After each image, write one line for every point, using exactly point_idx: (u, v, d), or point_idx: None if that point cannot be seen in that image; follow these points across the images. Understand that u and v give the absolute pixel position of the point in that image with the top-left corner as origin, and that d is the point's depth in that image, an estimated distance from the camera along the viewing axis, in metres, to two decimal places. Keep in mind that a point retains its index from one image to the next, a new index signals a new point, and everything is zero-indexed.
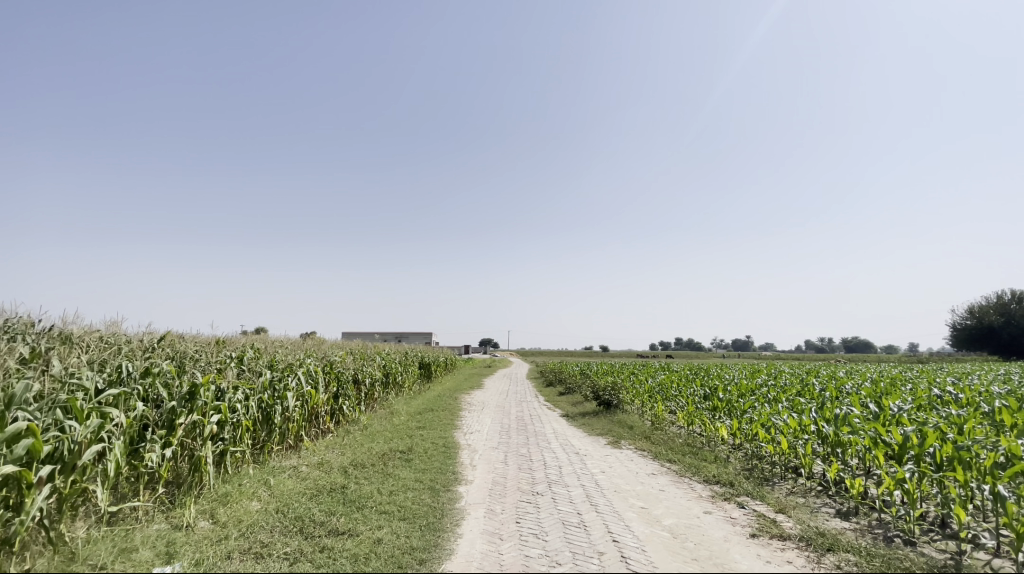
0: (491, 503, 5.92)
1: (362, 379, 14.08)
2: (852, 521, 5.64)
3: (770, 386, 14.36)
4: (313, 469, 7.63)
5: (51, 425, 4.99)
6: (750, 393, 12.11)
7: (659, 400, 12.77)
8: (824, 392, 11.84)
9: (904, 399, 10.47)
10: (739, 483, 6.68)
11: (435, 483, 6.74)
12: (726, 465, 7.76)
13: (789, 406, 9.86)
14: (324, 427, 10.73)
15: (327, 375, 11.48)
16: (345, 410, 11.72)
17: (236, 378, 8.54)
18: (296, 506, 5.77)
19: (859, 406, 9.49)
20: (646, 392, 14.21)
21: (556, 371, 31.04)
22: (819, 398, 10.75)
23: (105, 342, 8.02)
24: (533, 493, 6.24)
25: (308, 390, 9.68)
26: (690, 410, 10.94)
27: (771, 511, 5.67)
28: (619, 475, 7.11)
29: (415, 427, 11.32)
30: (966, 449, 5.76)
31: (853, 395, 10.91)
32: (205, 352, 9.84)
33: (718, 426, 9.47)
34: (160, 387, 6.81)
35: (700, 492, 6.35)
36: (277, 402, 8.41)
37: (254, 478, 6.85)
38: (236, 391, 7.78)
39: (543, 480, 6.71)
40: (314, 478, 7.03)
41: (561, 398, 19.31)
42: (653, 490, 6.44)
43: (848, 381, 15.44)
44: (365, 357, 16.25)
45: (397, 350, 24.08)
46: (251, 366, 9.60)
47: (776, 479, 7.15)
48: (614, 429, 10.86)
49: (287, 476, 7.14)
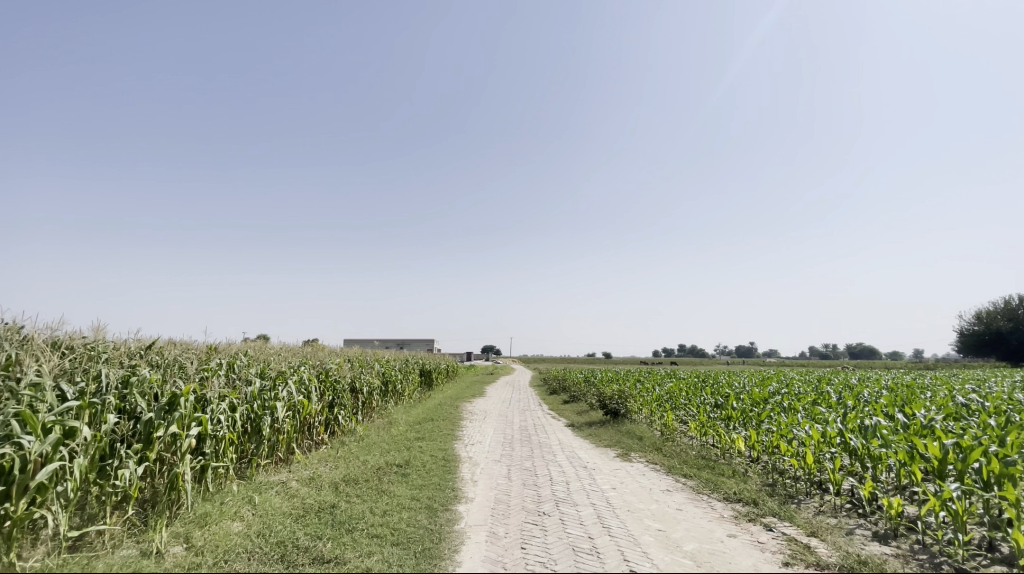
0: (493, 525, 5.41)
1: (360, 387, 13.58)
2: (892, 547, 5.12)
3: (784, 394, 13.80)
4: (303, 485, 7.12)
5: (5, 441, 4.53)
6: (765, 402, 11.53)
7: (669, 410, 12.20)
8: (843, 400, 11.29)
9: (929, 407, 9.89)
10: (764, 502, 6.14)
11: (433, 501, 6.23)
12: (747, 480, 7.22)
13: (808, 415, 9.33)
14: (318, 439, 10.21)
15: (322, 384, 10.96)
16: (341, 421, 11.19)
17: (223, 386, 8.05)
18: (280, 529, 5.27)
19: (884, 416, 8.97)
20: (654, 401, 13.62)
21: (559, 379, 30.42)
22: (839, 406, 10.18)
23: (85, 349, 7.55)
24: (540, 513, 5.71)
25: (300, 400, 9.18)
26: (703, 421, 10.39)
27: (802, 535, 5.14)
28: (631, 492, 6.57)
29: (414, 438, 10.77)
30: (1016, 465, 5.25)
31: (875, 404, 10.35)
32: (194, 358, 9.36)
33: (734, 437, 8.92)
34: (138, 397, 6.34)
35: (722, 512, 5.82)
36: (266, 412, 7.92)
37: (237, 496, 6.35)
38: (222, 401, 7.30)
39: (551, 498, 6.18)
40: (303, 496, 6.52)
41: (565, 407, 18.73)
42: (670, 510, 5.92)
43: (865, 388, 14.86)
44: (364, 365, 15.73)
45: (397, 357, 23.56)
46: (242, 375, 9.11)
47: (803, 497, 6.61)
48: (623, 440, 10.30)
49: (274, 494, 6.63)
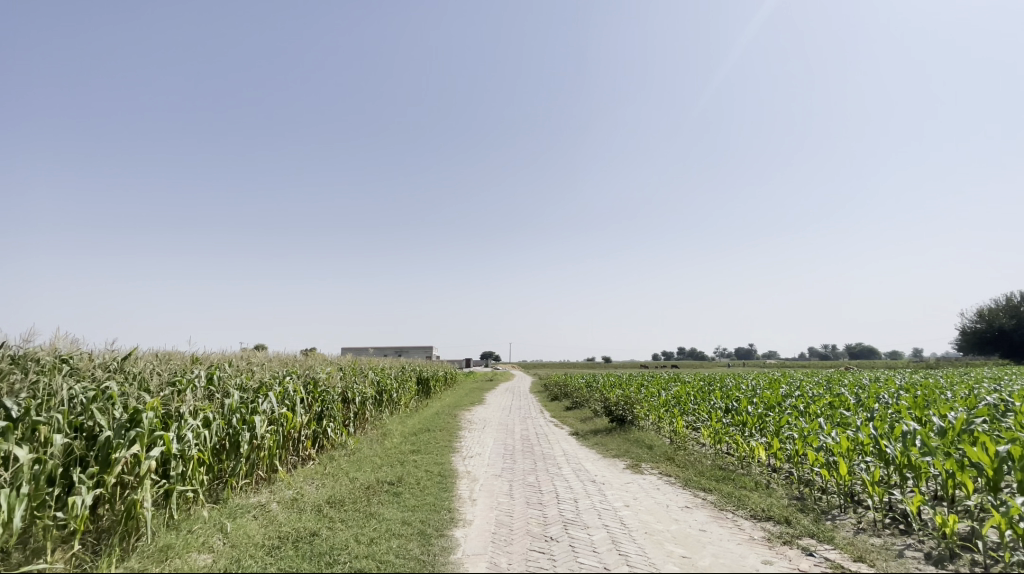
0: (496, 554, 4.77)
1: (352, 397, 12.89)
2: (952, 571, 4.51)
3: (797, 397, 13.20)
4: (284, 507, 6.45)
5: None
6: (780, 406, 10.86)
7: (677, 416, 11.54)
8: (863, 403, 10.66)
9: (957, 409, 9.27)
10: (797, 520, 5.50)
11: (426, 526, 5.56)
12: (772, 494, 6.57)
13: (831, 420, 8.69)
14: (304, 454, 9.53)
15: (310, 394, 10.29)
16: (330, 434, 10.49)
17: (198, 399, 7.40)
18: (250, 564, 4.60)
19: (914, 419, 8.34)
20: (661, 406, 12.97)
21: (561, 384, 29.65)
22: (861, 410, 9.56)
23: (47, 360, 6.90)
24: (547, 539, 5.05)
25: (284, 413, 8.50)
26: (715, 427, 9.75)
27: (848, 561, 4.51)
28: (647, 511, 5.92)
29: (408, 451, 10.09)
30: None
31: (899, 406, 9.72)
32: (172, 369, 8.69)
33: (752, 446, 8.29)
34: (97, 414, 5.70)
35: (751, 533, 5.17)
36: (245, 427, 7.26)
37: (207, 523, 5.66)
38: (195, 416, 6.65)
39: (558, 520, 5.51)
40: (281, 522, 5.83)
41: (567, 414, 18.07)
42: (692, 531, 5.27)
43: (882, 389, 14.21)
44: (357, 373, 15.05)
45: (394, 364, 22.93)
46: (222, 388, 8.43)
47: (836, 512, 5.99)
48: (631, 450, 9.63)
49: (250, 520, 5.94)
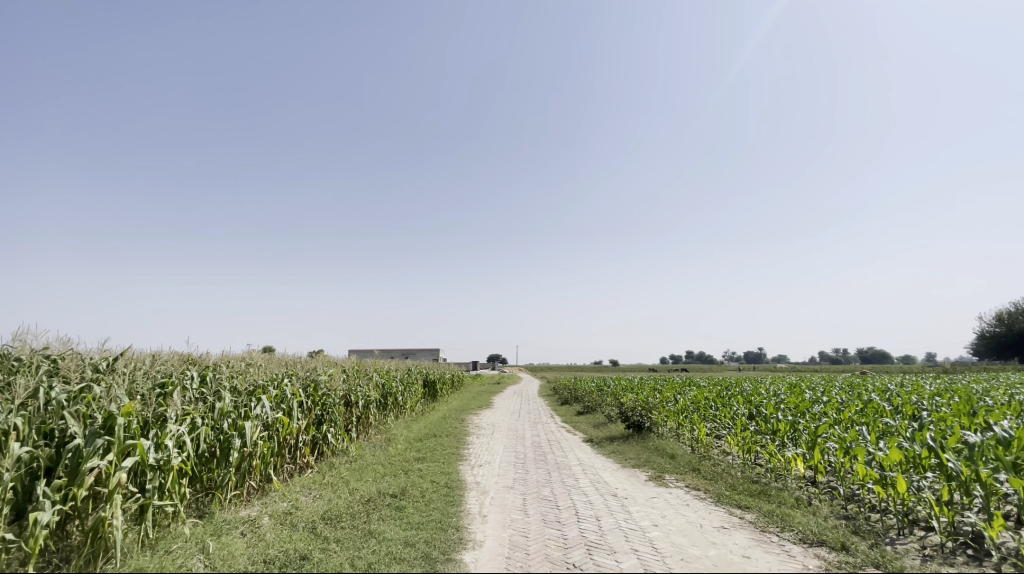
0: None
1: (355, 400, 12.29)
2: None
3: (826, 402, 12.43)
4: (276, 523, 5.85)
5: None
6: (811, 413, 10.13)
7: (699, 422, 10.84)
8: (901, 410, 9.94)
9: (1009, 416, 8.53)
10: (855, 546, 4.82)
11: (432, 548, 4.93)
12: (817, 512, 5.91)
13: (874, 428, 7.97)
14: (302, 461, 8.96)
15: (310, 398, 9.71)
16: (330, 440, 9.90)
17: (186, 403, 6.82)
18: None
19: (966, 428, 7.63)
20: (680, 412, 12.28)
21: (571, 387, 28.87)
22: (903, 418, 8.83)
23: (25, 358, 6.37)
24: (568, 565, 4.42)
25: (280, 418, 7.91)
26: (744, 435, 9.07)
27: None
28: (679, 532, 5.26)
29: (413, 459, 9.49)
30: None
31: (944, 412, 8.99)
32: (164, 369, 8.14)
33: (788, 457, 7.61)
34: (68, 417, 5.14)
35: (805, 561, 4.49)
36: (235, 434, 6.67)
37: (187, 541, 5.08)
38: (179, 422, 6.06)
39: (580, 543, 4.88)
40: (270, 541, 5.23)
41: (579, 419, 17.38)
42: (734, 557, 4.60)
43: (916, 395, 13.39)
44: (362, 375, 14.49)
45: (401, 366, 22.41)
46: (216, 390, 7.87)
47: (895, 537, 5.39)
48: (651, 460, 8.95)
49: (237, 538, 5.34)
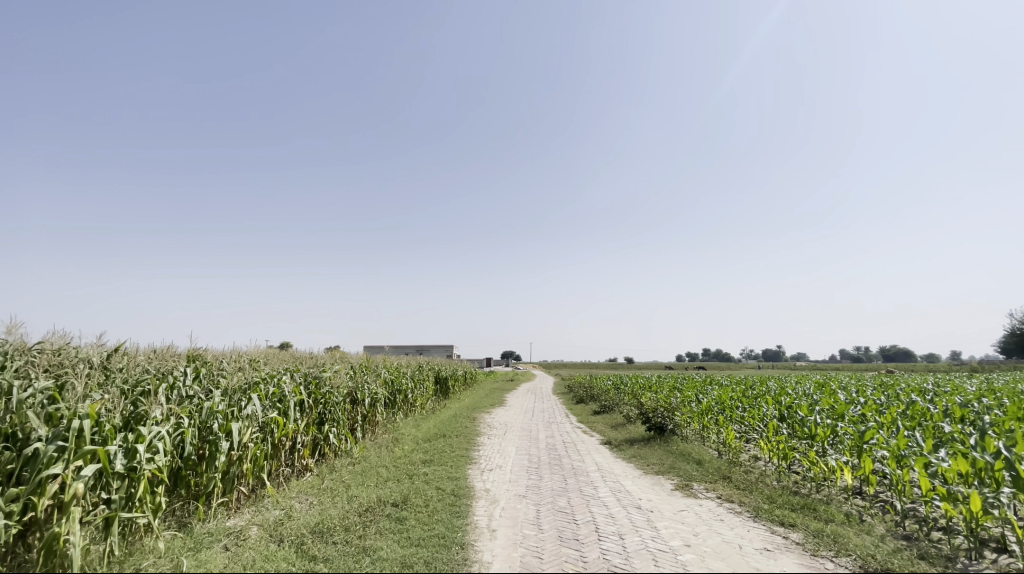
0: None
1: (362, 398, 11.78)
2: None
3: (863, 403, 11.55)
4: (262, 535, 5.28)
5: None
6: (851, 417, 9.29)
7: (727, 424, 10.08)
8: (951, 413, 9.05)
9: None
10: None
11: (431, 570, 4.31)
12: (873, 531, 5.19)
13: (928, 435, 7.15)
14: (301, 464, 8.43)
15: (311, 395, 9.16)
16: (331, 441, 9.35)
17: (170, 401, 6.29)
18: None
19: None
20: (705, 413, 11.52)
21: (586, 385, 28.11)
22: (956, 423, 7.97)
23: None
24: None
25: (275, 418, 7.36)
26: (779, 440, 8.30)
27: None
28: (715, 555, 4.57)
29: (420, 461, 8.89)
30: None
31: (1004, 416, 8.09)
32: (157, 365, 7.67)
33: (832, 466, 6.84)
34: (31, 417, 4.61)
35: None
36: (222, 437, 6.12)
37: (160, 557, 4.54)
38: (159, 423, 5.51)
39: (602, 568, 4.22)
40: (251, 558, 4.66)
41: (595, 418, 16.69)
42: None
43: (960, 396, 12.41)
44: (370, 371, 13.97)
45: (412, 362, 21.98)
46: (208, 388, 7.35)
47: (967, 562, 4.63)
48: (676, 466, 8.23)
49: (217, 553, 4.79)
